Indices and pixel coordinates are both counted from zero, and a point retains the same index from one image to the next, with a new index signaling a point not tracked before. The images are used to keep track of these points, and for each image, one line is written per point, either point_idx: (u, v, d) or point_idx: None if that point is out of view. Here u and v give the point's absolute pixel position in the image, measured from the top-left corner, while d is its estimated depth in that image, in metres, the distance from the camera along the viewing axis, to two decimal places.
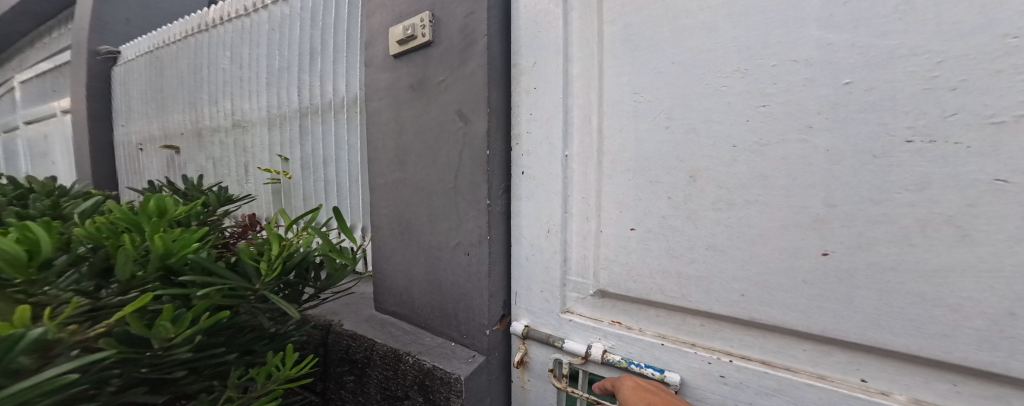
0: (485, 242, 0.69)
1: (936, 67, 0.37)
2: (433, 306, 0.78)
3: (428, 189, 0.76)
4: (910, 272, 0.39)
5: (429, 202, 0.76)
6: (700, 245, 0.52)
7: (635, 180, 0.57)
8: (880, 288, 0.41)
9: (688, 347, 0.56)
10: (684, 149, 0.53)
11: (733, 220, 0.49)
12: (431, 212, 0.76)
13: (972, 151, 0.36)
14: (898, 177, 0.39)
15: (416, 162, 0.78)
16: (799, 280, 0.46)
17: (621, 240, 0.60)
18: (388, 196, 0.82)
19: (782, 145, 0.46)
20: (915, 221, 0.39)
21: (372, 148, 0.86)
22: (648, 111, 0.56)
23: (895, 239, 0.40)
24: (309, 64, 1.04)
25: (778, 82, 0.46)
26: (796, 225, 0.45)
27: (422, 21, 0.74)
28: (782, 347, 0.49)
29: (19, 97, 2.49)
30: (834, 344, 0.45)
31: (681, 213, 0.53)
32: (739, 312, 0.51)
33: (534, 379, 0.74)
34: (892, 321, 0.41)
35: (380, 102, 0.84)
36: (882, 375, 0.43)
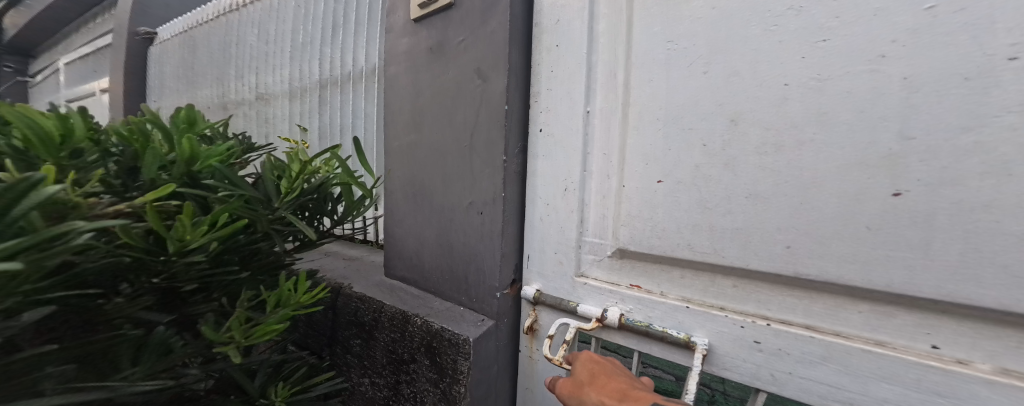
0: (499, 200, 0.67)
1: None
2: (443, 270, 0.76)
3: (443, 150, 0.75)
4: (997, 212, 0.34)
5: (443, 162, 0.75)
6: (740, 194, 0.49)
7: (665, 130, 0.55)
8: (967, 231, 0.36)
9: (717, 310, 0.52)
10: (726, 93, 0.50)
11: (782, 164, 0.46)
12: (446, 172, 0.74)
13: None
14: (999, 100, 0.34)
15: (431, 123, 0.77)
16: (860, 227, 0.41)
17: (646, 196, 0.58)
18: (402, 159, 0.82)
19: (843, 79, 0.42)
20: (995, 153, 0.34)
21: (389, 112, 0.85)
22: (682, 58, 0.54)
23: (991, 171, 0.35)
24: (331, 37, 1.05)
25: (842, 14, 0.42)
26: (863, 165, 0.41)
27: None
28: (831, 309, 0.45)
29: (63, 81, 2.65)
30: (894, 301, 0.41)
31: (716, 161, 0.51)
32: (782, 268, 0.47)
33: (543, 348, 0.71)
34: (985, 268, 0.35)
35: (399, 67, 0.84)
36: (955, 340, 0.37)
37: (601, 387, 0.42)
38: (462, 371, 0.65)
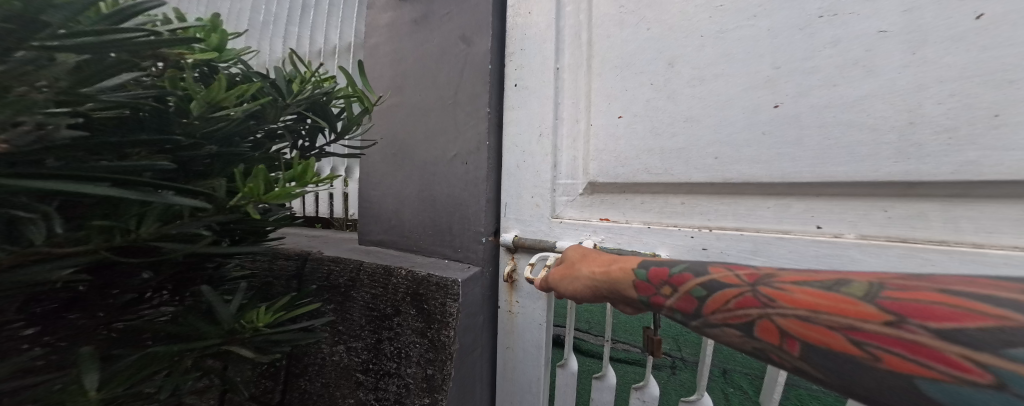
0: (484, 148, 0.73)
1: None
2: (426, 225, 0.79)
3: (426, 108, 0.79)
4: (837, 109, 0.49)
5: (427, 120, 0.79)
6: (680, 119, 0.61)
7: (622, 74, 0.66)
8: (819, 127, 0.51)
9: (671, 227, 0.61)
10: (663, 43, 0.63)
11: (705, 93, 0.58)
12: (429, 129, 0.78)
13: (862, 16, 0.48)
14: (820, 40, 0.51)
15: (414, 86, 0.81)
16: (759, 133, 0.55)
17: (607, 133, 0.68)
18: (381, 121, 0.84)
19: (738, 30, 0.56)
20: (823, 74, 0.50)
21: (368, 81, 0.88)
22: (632, 18, 0.66)
23: (825, 85, 0.50)
24: (299, 16, 1.04)
25: None
26: (752, 88, 0.55)
27: None
28: (751, 209, 0.56)
29: None
30: (790, 194, 0.53)
31: (659, 95, 0.63)
32: (715, 176, 0.58)
33: (523, 298, 0.74)
34: (836, 152, 0.49)
35: (379, 38, 0.87)
36: (831, 216, 0.50)
37: (592, 259, 0.48)
38: (451, 313, 0.64)
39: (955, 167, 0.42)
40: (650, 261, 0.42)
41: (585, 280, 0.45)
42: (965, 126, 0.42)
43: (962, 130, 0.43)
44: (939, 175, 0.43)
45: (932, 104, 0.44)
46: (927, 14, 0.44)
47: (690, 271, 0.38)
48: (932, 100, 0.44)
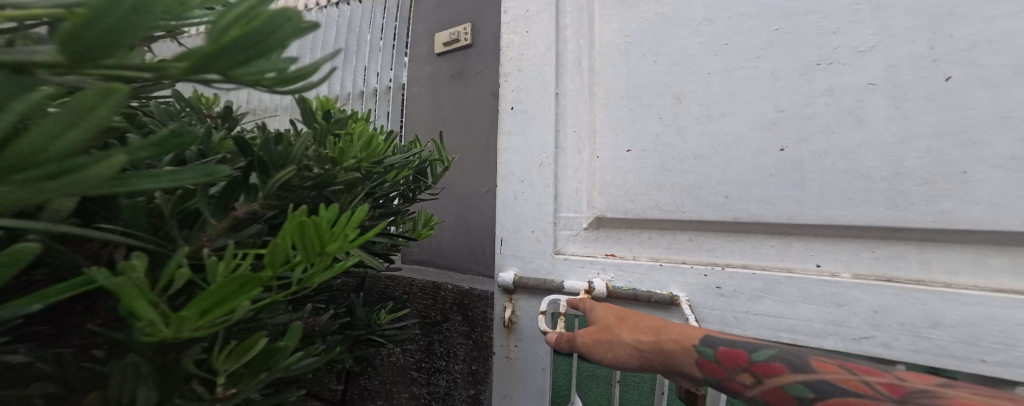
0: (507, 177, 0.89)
1: (824, 20, 0.69)
2: (461, 246, 1.06)
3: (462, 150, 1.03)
4: (835, 155, 0.67)
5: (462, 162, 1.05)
6: (691, 156, 0.76)
7: (629, 106, 0.81)
8: (821, 171, 0.67)
9: (682, 263, 0.75)
10: (671, 83, 0.78)
11: (715, 131, 0.75)
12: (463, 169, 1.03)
13: (852, 68, 0.67)
14: (817, 88, 0.69)
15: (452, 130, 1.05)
16: (767, 174, 0.71)
17: (613, 166, 0.82)
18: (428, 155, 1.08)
19: (742, 69, 0.74)
20: (816, 113, 0.68)
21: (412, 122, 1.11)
22: (637, 49, 0.82)
23: (825, 129, 0.68)
24: (344, 62, 1.21)
25: (733, 28, 0.75)
26: (760, 128, 0.72)
27: (465, 28, 1.01)
28: (756, 247, 0.72)
29: None
30: (792, 234, 0.70)
31: (670, 130, 0.78)
32: (724, 213, 0.73)
33: (520, 340, 0.83)
34: (835, 198, 0.66)
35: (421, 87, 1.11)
36: (827, 256, 0.67)
37: (630, 326, 0.55)
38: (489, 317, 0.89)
39: (934, 216, 0.60)
40: (717, 340, 0.49)
41: (630, 348, 0.53)
42: (937, 181, 0.60)
43: (935, 184, 0.60)
44: (923, 222, 0.60)
45: (913, 158, 0.62)
46: (904, 72, 0.63)
47: (780, 362, 0.43)
48: (913, 154, 0.62)
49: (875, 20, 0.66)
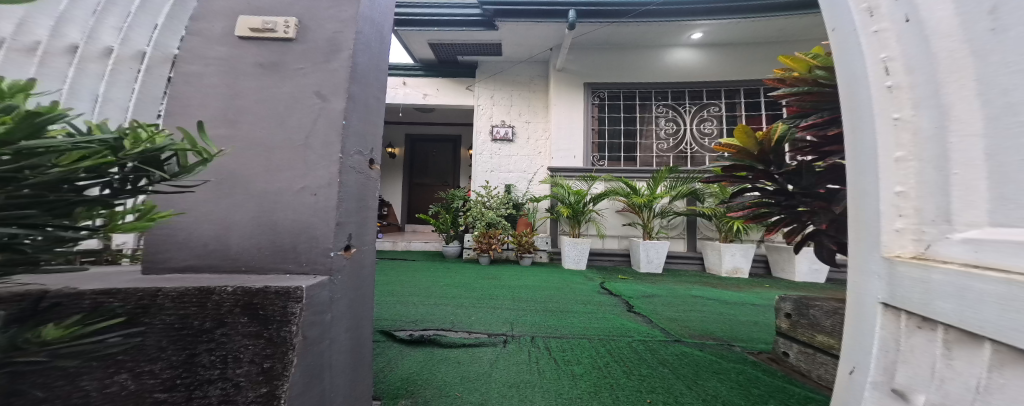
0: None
1: (910, 169, 0.97)
2: (268, 249, 1.52)
3: (274, 146, 1.58)
4: (869, 254, 1.06)
5: (273, 155, 1.58)
6: (874, 287, 1.03)
7: (887, 263, 0.98)
8: (860, 257, 1.09)
9: (858, 362, 1.06)
10: (875, 44, 1.07)
11: (877, 274, 1.01)
12: (270, 164, 1.57)
13: (914, 189, 0.97)
14: (892, 222, 1.00)
15: (263, 124, 1.60)
16: (861, 268, 1.08)
17: None
18: (256, 128, 1.59)
19: (914, 227, 0.96)
20: (898, 234, 0.99)
21: (203, 103, 1.59)
22: (881, 234, 1.01)
23: (898, 240, 0.99)
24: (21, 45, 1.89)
25: (909, 205, 0.97)
26: (873, 245, 1.04)
27: (287, 27, 1.67)
28: (859, 322, 1.08)
29: None
30: (852, 307, 1.11)
31: (882, 280, 1.00)
32: (871, 332, 1.03)
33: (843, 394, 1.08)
34: (865, 269, 1.07)
35: (210, 67, 1.63)
36: (852, 315, 1.11)
37: None
38: (295, 308, 1.24)
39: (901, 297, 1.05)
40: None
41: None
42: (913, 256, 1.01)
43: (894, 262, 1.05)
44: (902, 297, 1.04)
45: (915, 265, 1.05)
46: (915, 195, 0.97)
47: None
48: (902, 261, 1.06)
49: (903, 172, 0.99)
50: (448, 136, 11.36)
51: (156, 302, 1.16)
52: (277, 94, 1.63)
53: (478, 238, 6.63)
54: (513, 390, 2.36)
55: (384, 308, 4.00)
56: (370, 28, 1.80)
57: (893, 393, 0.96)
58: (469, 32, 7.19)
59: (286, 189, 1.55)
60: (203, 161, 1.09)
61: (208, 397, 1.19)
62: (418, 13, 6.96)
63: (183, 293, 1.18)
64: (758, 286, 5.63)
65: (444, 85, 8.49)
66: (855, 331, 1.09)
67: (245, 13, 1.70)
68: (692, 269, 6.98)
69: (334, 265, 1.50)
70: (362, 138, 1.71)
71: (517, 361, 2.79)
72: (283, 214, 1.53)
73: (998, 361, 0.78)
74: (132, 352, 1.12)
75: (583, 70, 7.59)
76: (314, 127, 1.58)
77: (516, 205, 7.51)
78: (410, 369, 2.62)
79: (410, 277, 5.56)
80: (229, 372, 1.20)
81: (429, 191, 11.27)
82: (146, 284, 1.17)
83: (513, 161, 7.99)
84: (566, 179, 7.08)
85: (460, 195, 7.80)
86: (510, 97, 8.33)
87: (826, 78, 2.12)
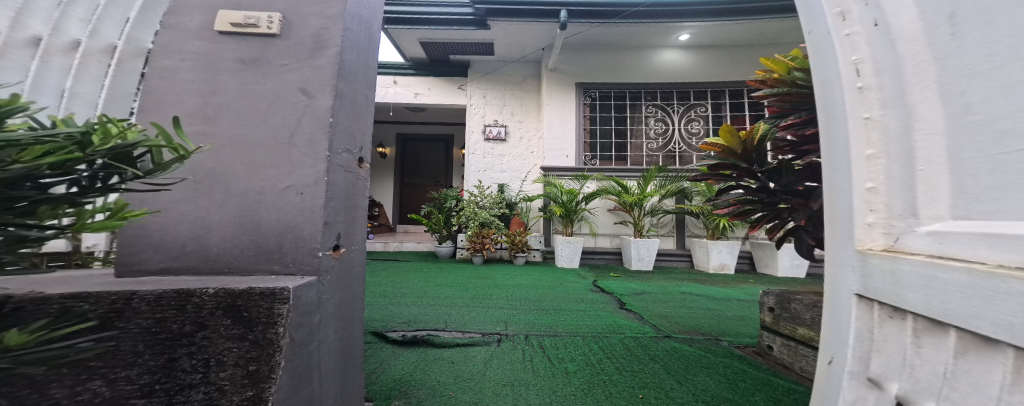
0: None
1: (877, 166, 1.02)
2: (253, 250, 1.51)
3: (254, 143, 1.57)
4: (842, 249, 1.10)
5: (254, 153, 1.56)
6: (848, 280, 1.07)
7: (858, 257, 1.03)
8: (835, 252, 1.13)
9: (835, 353, 1.11)
10: (847, 47, 1.11)
11: (850, 267, 1.05)
12: (252, 162, 1.56)
13: (881, 184, 1.01)
14: (861, 216, 1.03)
15: (246, 121, 1.58)
16: (836, 262, 1.12)
17: None
18: (236, 125, 1.58)
19: (883, 221, 1.00)
20: (868, 228, 1.03)
21: (180, 100, 1.57)
22: (852, 229, 1.05)
23: (866, 233, 1.03)
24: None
25: (878, 200, 1.01)
26: (846, 240, 1.08)
27: (272, 23, 1.66)
28: (835, 314, 1.12)
29: None
30: (828, 299, 1.15)
31: (855, 273, 1.04)
32: (846, 324, 1.07)
33: (826, 385, 1.12)
34: (839, 262, 1.11)
35: (183, 61, 1.60)
36: (829, 308, 1.15)
37: None
38: (282, 308, 1.24)
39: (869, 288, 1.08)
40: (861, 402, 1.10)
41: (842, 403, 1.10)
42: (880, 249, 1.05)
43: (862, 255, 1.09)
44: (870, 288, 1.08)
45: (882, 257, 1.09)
46: (880, 190, 1.01)
47: None
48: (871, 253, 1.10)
49: (871, 169, 1.03)
50: (440, 137, 11.33)
51: (131, 305, 1.16)
52: (258, 90, 1.61)
53: (471, 238, 6.63)
54: (507, 388, 2.38)
55: (376, 310, 3.97)
56: (357, 25, 1.79)
57: (869, 381, 1.01)
58: (460, 32, 7.18)
59: (270, 187, 1.54)
60: (179, 158, 1.07)
61: (189, 401, 1.18)
62: (408, 12, 6.93)
63: (160, 296, 1.17)
64: (744, 281, 5.76)
65: (435, 85, 8.45)
66: (835, 323, 1.12)
67: (224, 8, 1.69)
68: (681, 265, 7.10)
69: (322, 265, 1.49)
70: (349, 136, 1.71)
71: (510, 360, 2.82)
72: (266, 213, 1.53)
73: (962, 348, 0.82)
74: (104, 358, 1.13)
75: (574, 70, 7.65)
76: (300, 124, 1.58)
77: (509, 205, 7.54)
78: (403, 370, 2.61)
79: (403, 278, 5.54)
80: (211, 375, 1.19)
81: (421, 192, 11.21)
82: (119, 288, 1.16)
83: (506, 161, 8.01)
84: (558, 179, 7.12)
85: (452, 195, 7.77)
86: (502, 97, 8.35)
87: (804, 80, 2.19)
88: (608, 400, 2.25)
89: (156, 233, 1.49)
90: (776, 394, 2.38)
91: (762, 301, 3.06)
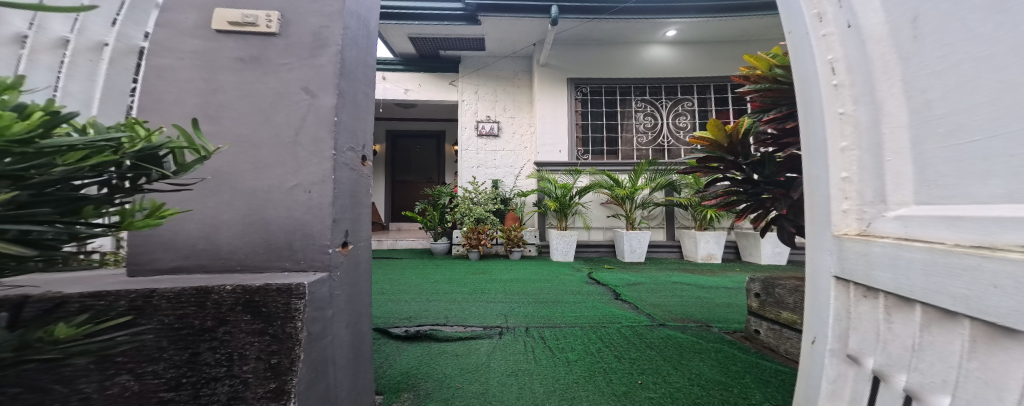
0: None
1: (851, 156, 1.21)
2: (264, 248, 1.66)
3: (260, 142, 1.70)
4: (820, 228, 1.31)
5: (258, 151, 1.70)
6: (829, 263, 1.26)
7: (835, 232, 1.24)
8: (815, 234, 1.33)
9: (818, 333, 1.30)
10: (824, 46, 1.31)
11: (831, 251, 1.25)
12: (259, 160, 1.69)
13: (855, 176, 1.19)
14: (840, 203, 1.23)
15: (258, 123, 1.71)
16: (817, 243, 1.32)
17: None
18: (245, 124, 1.70)
19: (859, 206, 1.18)
20: (844, 212, 1.22)
21: (182, 98, 1.68)
22: (829, 209, 1.26)
23: (844, 217, 1.22)
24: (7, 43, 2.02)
25: (853, 190, 1.20)
26: (825, 221, 1.28)
27: (266, 18, 1.76)
28: (816, 297, 1.32)
29: None
30: (810, 284, 1.35)
31: (834, 255, 1.23)
32: (828, 306, 1.26)
33: (812, 361, 1.32)
34: (819, 244, 1.31)
35: (181, 59, 1.70)
36: (811, 292, 1.35)
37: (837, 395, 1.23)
38: (297, 301, 1.39)
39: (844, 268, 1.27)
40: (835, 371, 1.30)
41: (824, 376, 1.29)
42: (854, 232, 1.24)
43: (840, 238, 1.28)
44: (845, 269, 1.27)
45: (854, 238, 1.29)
46: (855, 182, 1.20)
47: None
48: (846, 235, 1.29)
49: (847, 161, 1.22)
50: (432, 133, 11.41)
51: (150, 302, 1.29)
52: (260, 89, 1.73)
53: (466, 234, 6.77)
54: (513, 378, 2.57)
55: (377, 306, 4.11)
56: (356, 23, 1.92)
57: (847, 359, 1.20)
58: (450, 27, 7.25)
59: (277, 186, 1.69)
60: (200, 157, 1.18)
61: (215, 393, 1.31)
62: (396, 8, 6.93)
63: (180, 293, 1.31)
64: (730, 269, 6.06)
65: (427, 81, 8.52)
66: (816, 306, 1.32)
67: (220, 5, 1.78)
68: (671, 257, 7.37)
69: (333, 261, 1.64)
70: (352, 133, 1.86)
71: (514, 350, 3.02)
72: (274, 212, 1.68)
73: (927, 321, 0.98)
74: (131, 354, 1.25)
75: (565, 66, 7.78)
76: (303, 124, 1.71)
77: (504, 200, 7.70)
78: (408, 364, 2.77)
79: (401, 275, 5.67)
80: (234, 369, 1.33)
81: (415, 189, 11.31)
82: (137, 287, 1.29)
83: (499, 157, 8.15)
84: (551, 174, 7.30)
85: (445, 192, 7.88)
86: (494, 93, 8.47)
87: (784, 76, 2.38)
88: (608, 386, 2.45)
89: (167, 233, 1.63)
90: (766, 376, 2.59)
91: (750, 287, 3.30)
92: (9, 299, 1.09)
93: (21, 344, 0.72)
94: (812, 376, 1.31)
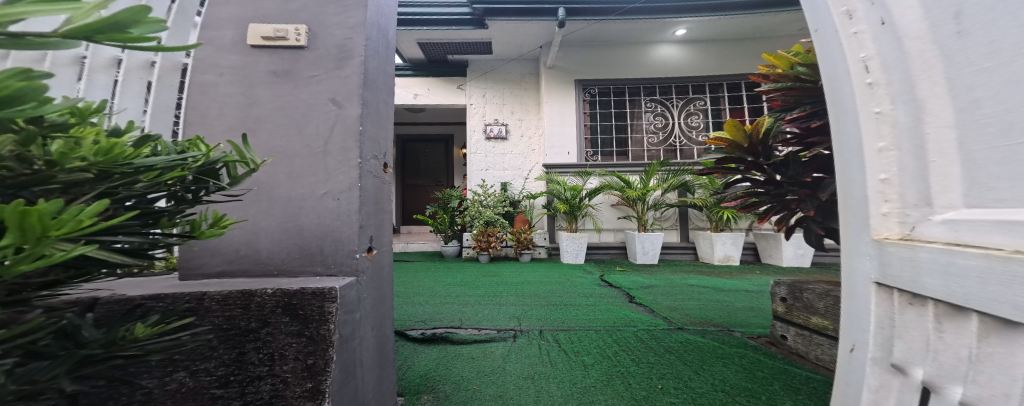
0: None
1: (889, 154, 1.11)
2: (297, 254, 1.70)
3: (293, 153, 1.74)
4: (857, 233, 1.18)
5: (292, 162, 1.74)
6: (865, 269, 1.16)
7: (873, 237, 1.13)
8: (849, 238, 1.22)
9: (857, 340, 1.20)
10: (854, 44, 1.21)
11: (869, 255, 1.14)
12: (292, 170, 1.73)
13: (896, 176, 1.09)
14: (878, 205, 1.13)
15: (286, 133, 1.75)
16: (851, 249, 1.22)
17: None
18: (276, 135, 1.75)
19: (901, 209, 1.08)
20: (884, 214, 1.11)
21: (220, 112, 1.74)
22: (866, 213, 1.15)
23: (883, 221, 1.11)
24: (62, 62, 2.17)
25: (893, 192, 1.10)
26: (864, 226, 1.16)
27: (297, 33, 1.81)
28: (853, 302, 1.21)
29: None
30: (847, 288, 1.24)
31: (874, 259, 1.12)
32: (869, 313, 1.15)
33: (847, 369, 1.23)
34: (855, 247, 1.20)
35: (221, 75, 1.77)
36: (847, 297, 1.24)
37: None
38: (330, 305, 1.38)
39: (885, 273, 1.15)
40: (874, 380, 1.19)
41: None
42: None
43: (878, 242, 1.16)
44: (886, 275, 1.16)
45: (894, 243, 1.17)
46: (894, 183, 1.10)
47: None
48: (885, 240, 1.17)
49: (885, 160, 1.11)
50: (440, 137, 11.51)
51: (202, 305, 1.32)
52: (292, 101, 1.77)
53: (476, 236, 6.78)
54: (528, 382, 2.55)
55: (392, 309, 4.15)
56: (377, 33, 1.93)
57: (892, 367, 1.10)
58: (460, 31, 7.30)
59: (309, 194, 1.73)
60: (250, 170, 1.18)
61: (259, 391, 1.34)
62: (406, 13, 7.03)
63: (227, 296, 1.34)
64: (750, 272, 5.95)
65: (435, 85, 8.56)
66: (854, 311, 1.21)
67: (253, 21, 1.83)
68: (685, 258, 7.25)
69: (359, 266, 1.67)
70: (374, 142, 1.88)
71: (530, 353, 3.02)
72: (307, 219, 1.71)
73: (985, 331, 0.89)
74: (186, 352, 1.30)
75: (574, 67, 7.76)
76: (331, 133, 1.74)
77: (514, 202, 7.70)
78: (427, 367, 2.79)
79: (414, 278, 5.72)
80: (276, 368, 1.35)
81: (425, 192, 11.42)
82: (189, 290, 1.31)
83: (508, 159, 8.16)
84: (560, 176, 7.28)
85: (456, 195, 7.92)
86: (502, 96, 8.48)
87: (808, 75, 2.32)
88: (628, 390, 2.42)
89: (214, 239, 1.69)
90: (795, 382, 2.54)
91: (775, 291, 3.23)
92: (83, 301, 1.14)
93: (109, 340, 0.69)
94: (849, 384, 1.21)
